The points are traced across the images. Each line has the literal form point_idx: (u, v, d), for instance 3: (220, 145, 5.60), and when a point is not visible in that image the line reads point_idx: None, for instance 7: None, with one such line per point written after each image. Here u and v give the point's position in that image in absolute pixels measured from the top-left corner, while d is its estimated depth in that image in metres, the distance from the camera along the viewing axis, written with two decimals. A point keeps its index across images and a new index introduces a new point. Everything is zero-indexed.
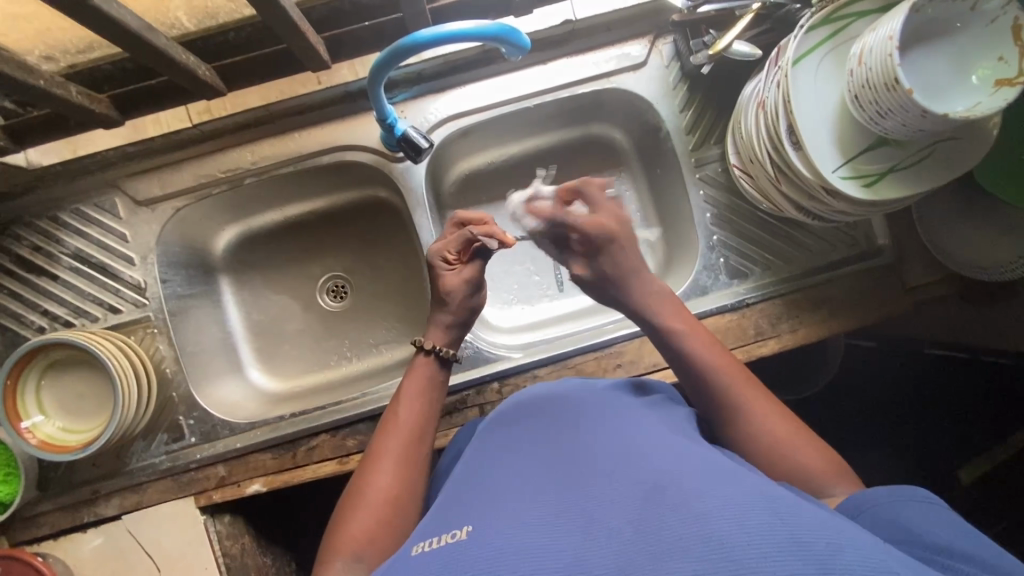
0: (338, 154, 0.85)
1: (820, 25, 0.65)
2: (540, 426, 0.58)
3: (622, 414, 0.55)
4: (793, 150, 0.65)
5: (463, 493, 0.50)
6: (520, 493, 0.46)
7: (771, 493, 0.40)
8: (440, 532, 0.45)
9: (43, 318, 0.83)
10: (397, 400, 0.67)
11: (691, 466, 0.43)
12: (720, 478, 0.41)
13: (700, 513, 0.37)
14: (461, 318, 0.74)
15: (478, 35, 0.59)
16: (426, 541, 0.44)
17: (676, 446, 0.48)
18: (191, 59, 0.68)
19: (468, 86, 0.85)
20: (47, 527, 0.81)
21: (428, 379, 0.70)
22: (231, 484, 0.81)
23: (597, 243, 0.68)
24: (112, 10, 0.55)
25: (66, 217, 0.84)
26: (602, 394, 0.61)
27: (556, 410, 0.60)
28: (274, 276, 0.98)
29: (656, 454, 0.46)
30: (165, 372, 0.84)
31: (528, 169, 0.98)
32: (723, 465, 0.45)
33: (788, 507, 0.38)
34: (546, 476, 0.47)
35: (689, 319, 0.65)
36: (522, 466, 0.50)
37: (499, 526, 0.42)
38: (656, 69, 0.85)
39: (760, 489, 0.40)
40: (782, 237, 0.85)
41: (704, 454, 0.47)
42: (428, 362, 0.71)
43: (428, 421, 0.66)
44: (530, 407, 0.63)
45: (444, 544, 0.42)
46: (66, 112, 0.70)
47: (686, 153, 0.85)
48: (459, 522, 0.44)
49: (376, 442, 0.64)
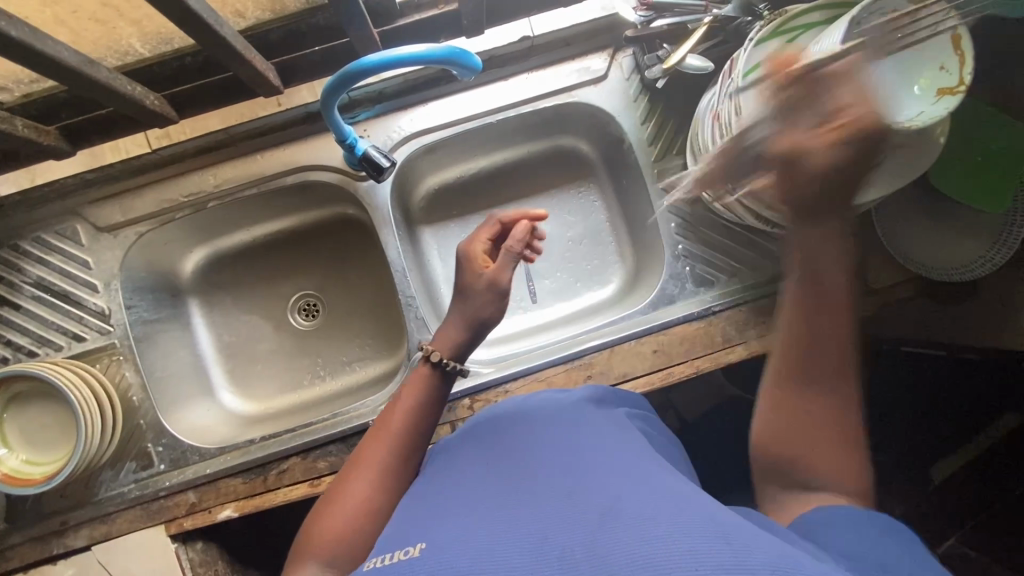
0: (302, 174, 0.85)
1: (769, 38, 0.66)
2: (507, 441, 0.57)
3: (585, 430, 0.55)
4: (748, 161, 0.66)
5: (421, 510, 0.49)
6: (477, 511, 0.45)
7: (721, 515, 0.39)
8: (392, 548, 0.44)
9: (6, 348, 0.82)
10: (391, 406, 0.65)
11: (646, 487, 0.43)
12: (672, 497, 0.41)
13: (646, 538, 0.36)
14: (467, 334, 0.69)
15: (427, 58, 0.60)
16: (377, 557, 0.44)
17: (640, 467, 0.47)
18: (138, 89, 0.67)
19: (429, 103, 0.86)
20: (15, 561, 0.79)
21: (427, 388, 0.66)
22: (202, 511, 0.80)
23: (873, 139, 0.55)
24: (46, 48, 0.54)
25: (27, 246, 0.83)
26: (571, 409, 0.61)
27: (523, 425, 0.59)
28: (243, 297, 0.97)
29: (616, 475, 0.45)
30: (131, 400, 0.83)
31: (498, 183, 0.98)
32: (681, 485, 0.44)
33: (736, 529, 0.37)
34: (506, 493, 0.47)
35: (836, 294, 0.62)
36: (484, 484, 0.50)
37: (452, 544, 0.41)
38: (617, 82, 0.86)
39: (711, 510, 0.40)
40: (746, 244, 0.85)
41: (663, 475, 0.46)
42: (431, 370, 0.67)
43: (419, 435, 0.63)
44: (499, 421, 0.62)
45: (395, 560, 0.42)
46: (17, 145, 0.69)
47: (649, 164, 0.86)
48: (411, 539, 0.44)
49: (362, 446, 0.63)
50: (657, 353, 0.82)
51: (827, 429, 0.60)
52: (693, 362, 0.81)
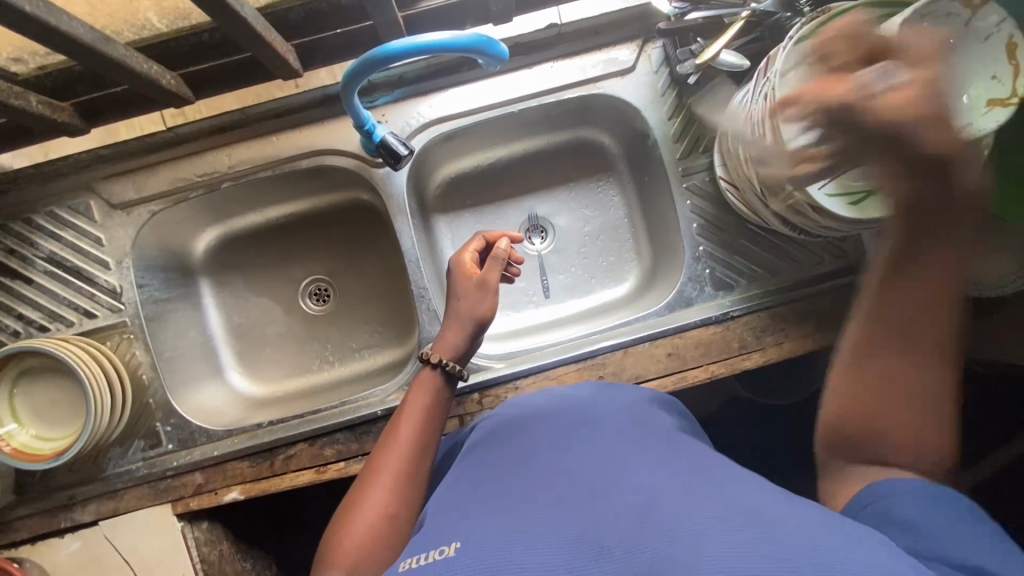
0: (316, 158, 0.84)
1: (810, 36, 0.63)
2: (532, 435, 0.56)
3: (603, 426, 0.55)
4: (779, 165, 0.63)
5: (451, 506, 0.48)
6: (509, 506, 0.44)
7: (776, 512, 0.37)
8: (428, 547, 0.43)
9: (18, 321, 0.82)
10: (400, 412, 0.66)
11: (692, 485, 0.41)
12: (711, 489, 0.40)
13: (698, 536, 0.34)
14: (469, 329, 0.72)
15: (453, 46, 0.58)
16: (412, 557, 0.42)
17: (677, 464, 0.45)
18: (155, 69, 0.66)
19: (450, 90, 0.83)
20: (23, 533, 0.80)
21: (433, 392, 0.68)
22: (208, 492, 0.80)
23: None
24: (61, 24, 0.53)
25: (40, 219, 0.83)
26: (592, 406, 0.61)
27: (554, 424, 0.57)
28: (254, 278, 0.96)
29: (658, 475, 0.43)
30: (141, 379, 0.83)
31: (515, 174, 0.96)
32: (727, 480, 0.42)
33: (794, 530, 0.35)
34: (535, 487, 0.46)
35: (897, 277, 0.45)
36: (510, 479, 0.48)
37: (489, 540, 0.40)
38: (644, 75, 0.83)
39: (760, 506, 0.38)
40: (769, 249, 0.83)
41: (705, 471, 0.44)
42: (434, 375, 0.69)
43: (429, 436, 0.65)
44: (518, 418, 0.62)
45: (432, 560, 0.40)
46: (30, 121, 0.68)
47: (673, 162, 0.84)
48: (447, 539, 0.42)
49: (376, 454, 0.63)
50: (672, 356, 0.80)
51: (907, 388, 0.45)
52: (708, 367, 0.80)
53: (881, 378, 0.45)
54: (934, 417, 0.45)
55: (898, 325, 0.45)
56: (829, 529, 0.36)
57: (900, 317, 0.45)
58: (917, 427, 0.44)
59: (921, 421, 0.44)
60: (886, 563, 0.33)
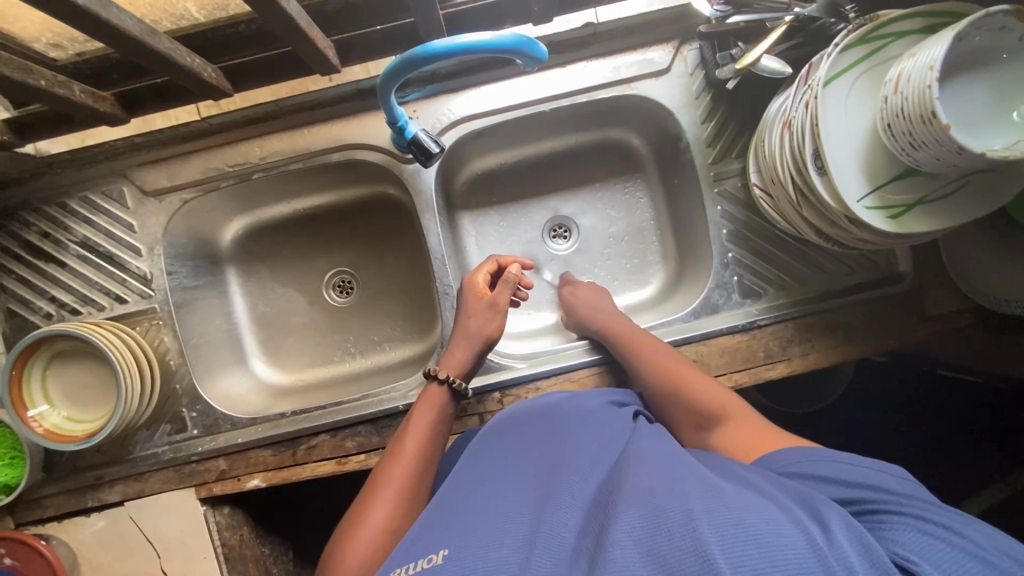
0: (347, 152, 0.84)
1: (856, 44, 0.62)
2: (525, 436, 0.60)
3: (597, 428, 0.58)
4: (818, 175, 0.62)
5: (444, 507, 0.52)
6: (496, 513, 0.47)
7: (734, 496, 0.41)
8: (416, 556, 0.46)
9: (51, 304, 0.83)
10: (407, 425, 0.67)
11: (661, 476, 0.45)
12: (685, 482, 0.44)
13: (662, 527, 0.39)
14: (476, 347, 0.74)
15: (494, 46, 0.57)
16: (403, 566, 0.45)
17: (648, 458, 0.49)
18: (196, 61, 0.66)
19: (482, 87, 0.83)
20: (51, 510, 0.82)
21: (439, 409, 0.69)
22: (231, 478, 0.82)
23: None
24: (110, 16, 0.53)
25: (74, 204, 0.84)
26: (584, 405, 0.63)
27: (534, 420, 0.63)
28: (279, 268, 0.97)
29: (630, 471, 0.47)
30: (169, 364, 0.84)
31: (542, 173, 0.95)
32: (691, 470, 0.47)
33: (749, 505, 0.40)
34: (526, 496, 0.49)
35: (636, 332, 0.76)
36: (500, 481, 0.52)
37: (476, 552, 0.43)
38: (680, 77, 0.82)
39: (721, 492, 0.42)
40: (799, 258, 0.82)
41: (670, 461, 0.49)
42: (441, 391, 0.71)
43: (434, 452, 0.66)
44: (511, 417, 0.65)
45: (421, 569, 0.44)
46: (72, 109, 0.68)
47: (705, 166, 0.83)
48: (434, 546, 0.46)
49: (381, 464, 0.64)
50: (696, 363, 0.80)
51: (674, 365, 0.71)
52: (733, 375, 0.79)
53: (661, 377, 0.69)
54: (706, 380, 0.68)
55: (639, 352, 0.73)
56: (776, 507, 0.41)
57: (636, 353, 0.73)
58: (703, 386, 0.67)
59: (706, 382, 0.67)
60: (830, 535, 0.38)
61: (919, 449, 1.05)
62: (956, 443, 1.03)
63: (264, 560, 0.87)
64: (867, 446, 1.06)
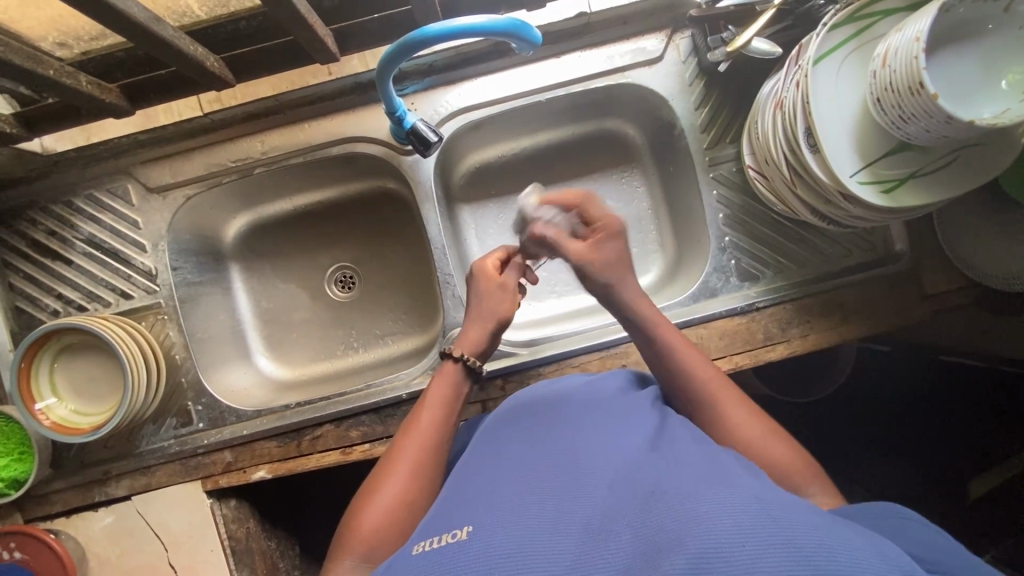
0: (346, 145, 0.85)
1: (844, 23, 0.63)
2: (546, 426, 0.57)
3: (625, 417, 0.55)
4: (811, 152, 0.63)
5: (464, 492, 0.50)
6: (519, 495, 0.46)
7: (781, 500, 0.38)
8: (440, 530, 0.45)
9: (57, 301, 0.84)
10: (421, 402, 0.66)
11: (698, 475, 0.42)
12: (721, 480, 0.40)
13: (700, 521, 0.36)
14: (489, 327, 0.71)
15: (488, 29, 0.59)
16: (425, 540, 0.45)
17: (684, 451, 0.47)
18: (199, 51, 0.68)
19: (477, 79, 0.84)
20: (59, 505, 0.83)
21: (452, 385, 0.67)
22: (237, 470, 0.82)
23: None
24: (118, 2, 0.55)
25: (79, 202, 0.85)
26: (613, 396, 0.60)
27: (571, 410, 0.59)
28: (282, 264, 0.98)
29: (670, 466, 0.44)
30: (174, 358, 0.85)
31: (541, 165, 0.96)
32: (727, 468, 0.43)
33: (794, 510, 0.36)
34: (545, 477, 0.47)
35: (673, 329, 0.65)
36: (522, 469, 0.50)
37: (497, 528, 0.42)
38: (672, 64, 0.83)
39: (760, 491, 0.39)
40: (796, 240, 0.82)
41: (706, 456, 0.46)
42: (455, 369, 0.68)
43: (448, 431, 0.64)
44: (536, 406, 0.63)
45: (445, 543, 0.43)
46: (78, 102, 0.70)
47: (700, 152, 0.84)
48: (460, 523, 0.45)
49: (396, 440, 0.63)
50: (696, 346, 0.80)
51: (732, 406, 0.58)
52: (732, 357, 0.79)
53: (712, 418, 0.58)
54: (768, 428, 0.57)
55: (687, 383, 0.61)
56: (817, 510, 0.38)
57: (688, 382, 0.61)
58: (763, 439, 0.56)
59: (775, 442, 0.55)
60: (879, 547, 0.34)
61: (923, 434, 1.05)
62: (958, 428, 1.03)
63: (270, 554, 0.87)
64: (869, 432, 1.07)
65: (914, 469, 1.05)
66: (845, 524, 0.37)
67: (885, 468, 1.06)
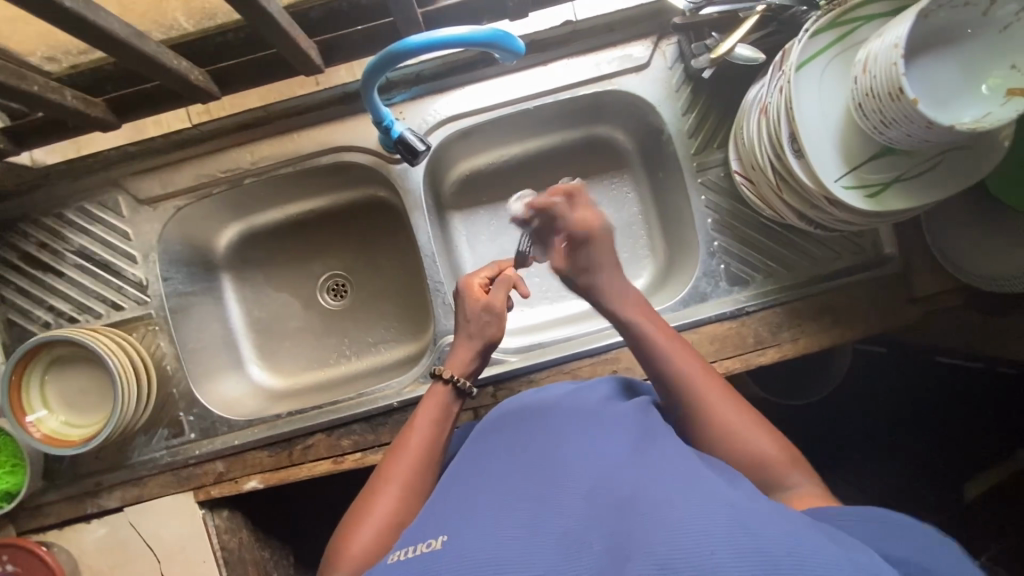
0: (336, 155, 0.86)
1: (825, 29, 0.63)
2: (527, 434, 0.57)
3: (603, 425, 0.55)
4: (795, 158, 0.63)
5: (443, 501, 0.50)
6: (496, 504, 0.46)
7: (758, 509, 0.38)
8: (416, 541, 0.45)
9: (49, 313, 0.85)
10: (409, 426, 0.65)
11: (675, 483, 0.42)
12: (698, 488, 0.41)
13: (674, 530, 0.36)
14: (479, 346, 0.70)
15: (470, 40, 0.59)
16: (400, 550, 0.45)
17: (663, 458, 0.47)
18: (184, 64, 0.68)
19: (465, 87, 0.85)
20: (51, 518, 0.83)
21: (442, 408, 0.66)
22: (228, 480, 0.82)
23: None
24: (99, 18, 0.55)
25: (70, 214, 0.86)
26: (594, 403, 0.60)
27: (549, 419, 0.59)
28: (275, 273, 0.99)
29: (646, 474, 0.44)
30: (165, 368, 0.85)
31: (531, 171, 0.97)
32: (705, 476, 0.44)
33: (767, 518, 0.37)
34: (522, 487, 0.47)
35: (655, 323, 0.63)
36: (499, 479, 0.50)
37: (475, 538, 0.42)
38: (659, 71, 0.84)
39: (737, 500, 0.39)
40: (785, 244, 0.82)
41: (686, 464, 0.46)
42: (444, 391, 0.67)
43: (437, 454, 0.63)
44: (519, 415, 0.63)
45: (418, 553, 0.43)
46: (66, 116, 0.70)
47: (688, 157, 0.84)
48: (434, 533, 0.45)
49: (384, 462, 0.62)
50: None
51: (718, 404, 0.57)
52: (722, 362, 0.79)
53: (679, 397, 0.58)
54: (756, 422, 0.56)
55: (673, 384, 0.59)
56: (793, 518, 0.38)
57: (674, 381, 0.59)
58: (751, 437, 0.54)
59: (763, 439, 0.54)
60: (851, 554, 0.34)
61: (918, 437, 1.05)
62: (954, 430, 1.03)
63: (263, 564, 0.87)
64: (864, 434, 1.06)
65: (909, 471, 1.04)
66: (818, 530, 0.37)
67: (881, 470, 1.05)
